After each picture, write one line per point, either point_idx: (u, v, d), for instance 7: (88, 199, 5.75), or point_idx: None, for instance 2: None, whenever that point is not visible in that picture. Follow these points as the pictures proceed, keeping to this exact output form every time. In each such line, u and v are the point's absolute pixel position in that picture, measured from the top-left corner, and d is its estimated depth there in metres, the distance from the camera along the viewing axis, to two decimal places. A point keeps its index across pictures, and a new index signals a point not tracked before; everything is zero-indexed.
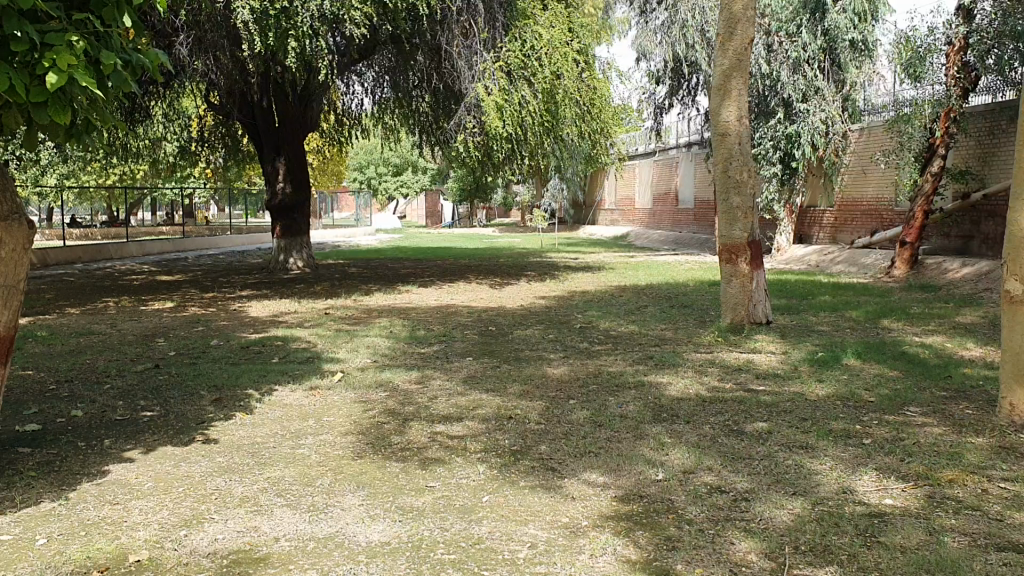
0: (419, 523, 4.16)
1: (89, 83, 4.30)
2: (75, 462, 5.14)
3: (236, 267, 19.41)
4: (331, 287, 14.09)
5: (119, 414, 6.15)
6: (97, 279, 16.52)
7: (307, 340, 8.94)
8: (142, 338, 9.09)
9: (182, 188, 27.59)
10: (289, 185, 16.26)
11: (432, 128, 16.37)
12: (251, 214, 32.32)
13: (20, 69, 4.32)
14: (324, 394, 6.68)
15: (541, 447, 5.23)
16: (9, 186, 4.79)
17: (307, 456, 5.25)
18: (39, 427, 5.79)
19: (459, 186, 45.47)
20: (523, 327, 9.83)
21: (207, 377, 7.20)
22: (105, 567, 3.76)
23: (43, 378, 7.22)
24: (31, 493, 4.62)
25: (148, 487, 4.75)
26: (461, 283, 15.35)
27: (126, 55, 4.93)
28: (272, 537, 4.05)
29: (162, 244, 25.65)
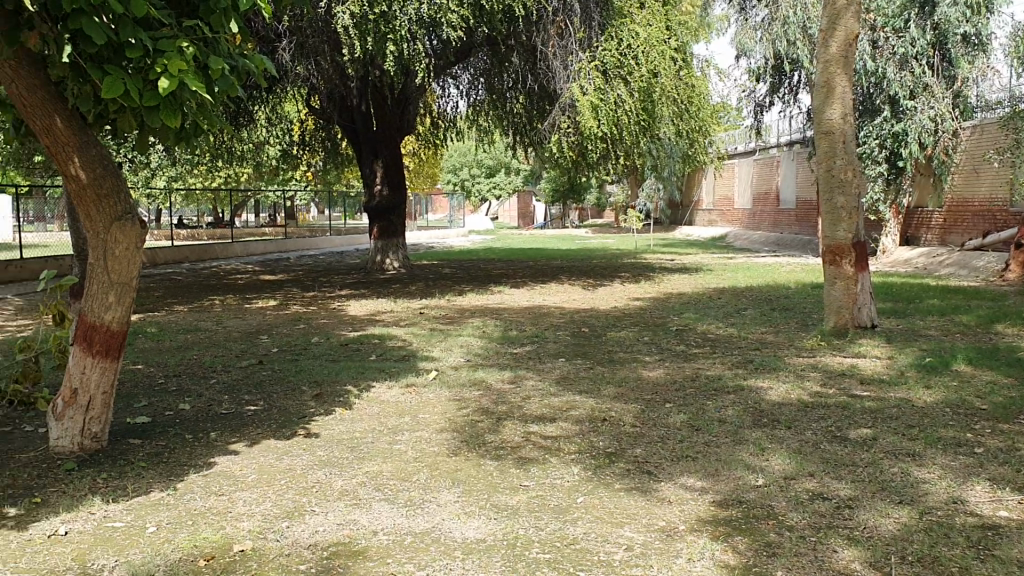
0: (514, 522, 4.17)
1: (198, 88, 4.45)
2: (183, 454, 5.34)
3: (335, 267, 19.93)
4: (427, 287, 14.29)
5: (225, 408, 6.36)
6: (203, 277, 17.28)
7: (403, 339, 9.08)
8: (246, 335, 9.36)
9: (283, 190, 28.27)
10: (386, 187, 16.57)
11: (525, 129, 16.48)
12: (348, 214, 32.96)
13: (134, 75, 4.54)
14: (419, 391, 6.76)
15: (636, 451, 5.17)
16: (125, 190, 5.20)
17: (404, 452, 5.31)
18: (149, 419, 6.04)
19: (553, 188, 45.46)
20: (619, 329, 9.75)
21: (309, 373, 7.38)
22: (211, 555, 3.93)
23: (153, 373, 7.51)
24: (142, 483, 4.85)
25: (251, 479, 4.90)
26: (554, 283, 15.43)
27: (232, 61, 5.12)
28: (371, 530, 4.14)
29: (264, 245, 26.33)
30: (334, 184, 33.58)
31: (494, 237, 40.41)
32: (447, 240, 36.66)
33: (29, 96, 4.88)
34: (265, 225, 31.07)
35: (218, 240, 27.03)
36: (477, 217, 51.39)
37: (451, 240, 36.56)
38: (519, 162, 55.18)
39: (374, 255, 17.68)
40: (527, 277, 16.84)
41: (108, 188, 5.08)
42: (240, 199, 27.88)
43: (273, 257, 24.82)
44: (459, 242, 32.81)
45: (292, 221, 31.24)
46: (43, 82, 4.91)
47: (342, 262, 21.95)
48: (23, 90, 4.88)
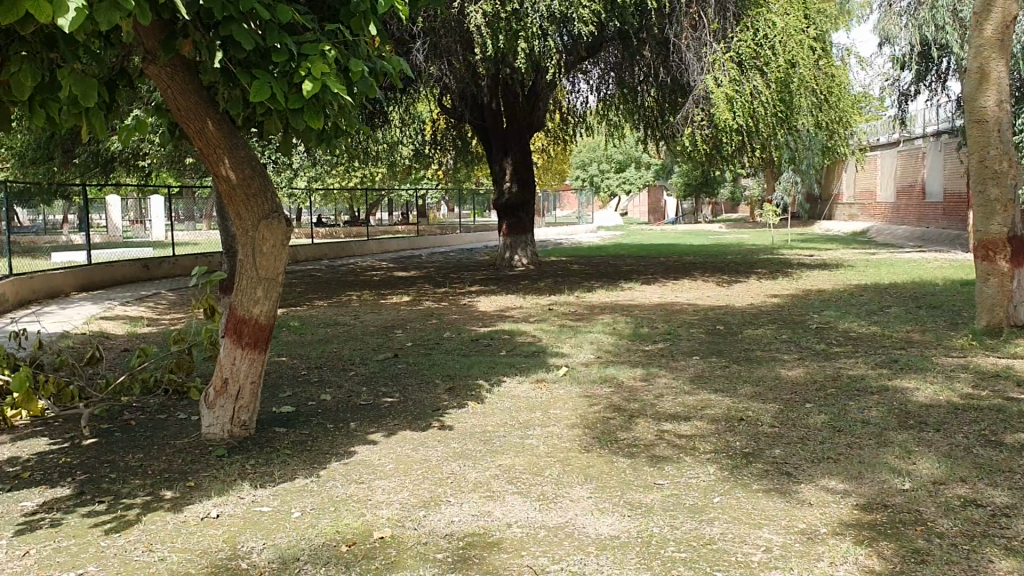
0: (648, 519, 4.15)
1: (340, 90, 4.59)
2: (325, 442, 5.57)
3: (466, 264, 20.23)
4: (558, 283, 14.33)
5: (363, 399, 6.56)
6: (341, 274, 17.86)
7: (533, 335, 9.13)
8: (382, 330, 9.62)
9: (416, 189, 28.85)
10: (515, 184, 16.73)
11: (658, 122, 16.45)
12: (478, 212, 33.36)
13: (280, 78, 4.72)
14: (550, 387, 6.79)
15: (774, 451, 5.04)
16: (273, 190, 5.44)
17: (536, 446, 5.35)
18: (292, 408, 6.31)
19: (684, 183, 44.74)
20: (754, 327, 9.53)
21: (442, 367, 7.52)
22: (354, 540, 4.12)
23: (296, 364, 7.83)
24: (288, 469, 5.10)
25: (389, 468, 5.06)
26: (688, 279, 15.20)
27: (371, 63, 5.28)
28: (505, 522, 4.22)
29: (398, 242, 26.96)
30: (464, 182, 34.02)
31: (616, 236, 35.07)
32: (577, 237, 36.62)
33: (183, 100, 5.14)
34: (399, 222, 31.81)
35: (352, 238, 27.78)
36: (605, 213, 50.96)
37: (580, 237, 36.50)
38: (649, 156, 54.37)
39: (503, 252, 17.85)
40: (659, 273, 16.66)
41: (256, 188, 5.32)
42: (374, 198, 28.62)
43: (407, 254, 25.38)
44: (588, 239, 32.70)
45: (423, 218, 31.80)
46: (195, 87, 5.17)
47: (472, 258, 22.25)
48: (178, 95, 5.14)
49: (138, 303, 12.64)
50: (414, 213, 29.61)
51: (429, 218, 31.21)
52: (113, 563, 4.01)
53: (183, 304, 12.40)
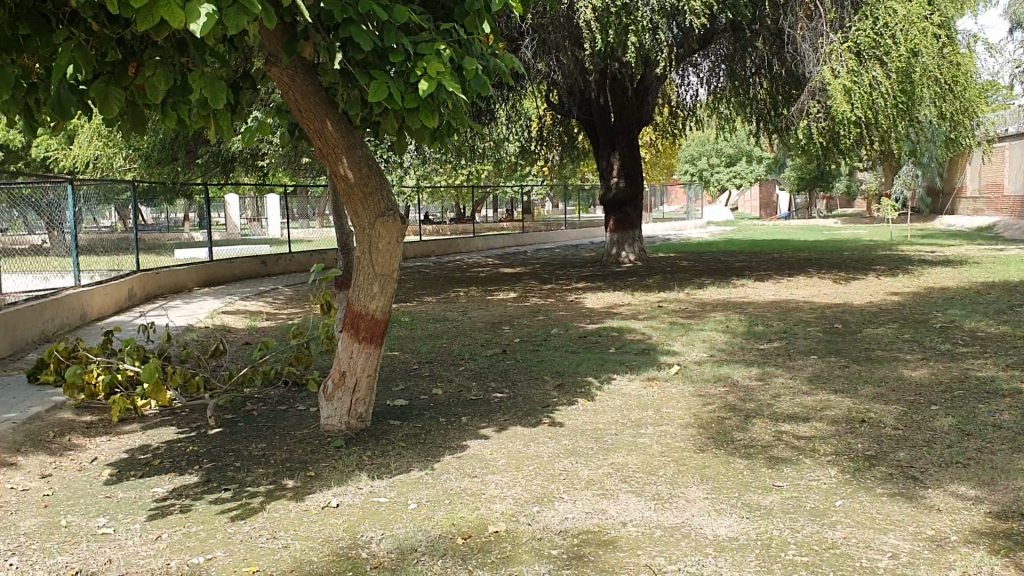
0: (767, 522, 4.07)
1: (455, 89, 4.63)
2: (438, 436, 5.66)
3: (573, 260, 20.21)
4: (666, 280, 14.16)
5: (474, 394, 6.62)
6: (449, 270, 18.09)
7: (643, 332, 9.05)
8: (491, 326, 9.70)
9: (522, 186, 28.97)
10: (623, 180, 16.50)
11: (770, 115, 16.13)
12: (584, 208, 33.28)
13: (397, 78, 4.81)
14: (661, 385, 6.73)
15: (899, 454, 4.87)
16: (389, 189, 5.54)
17: (649, 445, 5.30)
18: (405, 402, 6.44)
19: (797, 177, 43.58)
20: (874, 326, 9.21)
21: (551, 363, 7.54)
22: (469, 533, 4.18)
23: (408, 359, 7.97)
24: (403, 461, 5.21)
25: (501, 463, 5.10)
26: (802, 276, 14.81)
27: (485, 60, 5.32)
28: (620, 521, 4.21)
29: (504, 239, 27.12)
30: (570, 178, 33.98)
31: (709, 236, 30.52)
32: (685, 232, 36.18)
33: (303, 101, 5.30)
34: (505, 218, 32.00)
35: (460, 233, 28.07)
36: (714, 207, 50.10)
37: (688, 233, 36.05)
38: (760, 150, 53.15)
39: (610, 249, 17.74)
40: (771, 270, 16.30)
41: (372, 186, 5.44)
42: (481, 195, 28.87)
43: (514, 250, 25.53)
44: (696, 235, 32.22)
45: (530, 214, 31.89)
46: (315, 88, 5.32)
47: (579, 255, 22.22)
48: (299, 96, 5.30)
49: (257, 298, 13.08)
50: (520, 209, 29.74)
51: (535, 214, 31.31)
52: (240, 549, 4.17)
53: (299, 299, 12.77)
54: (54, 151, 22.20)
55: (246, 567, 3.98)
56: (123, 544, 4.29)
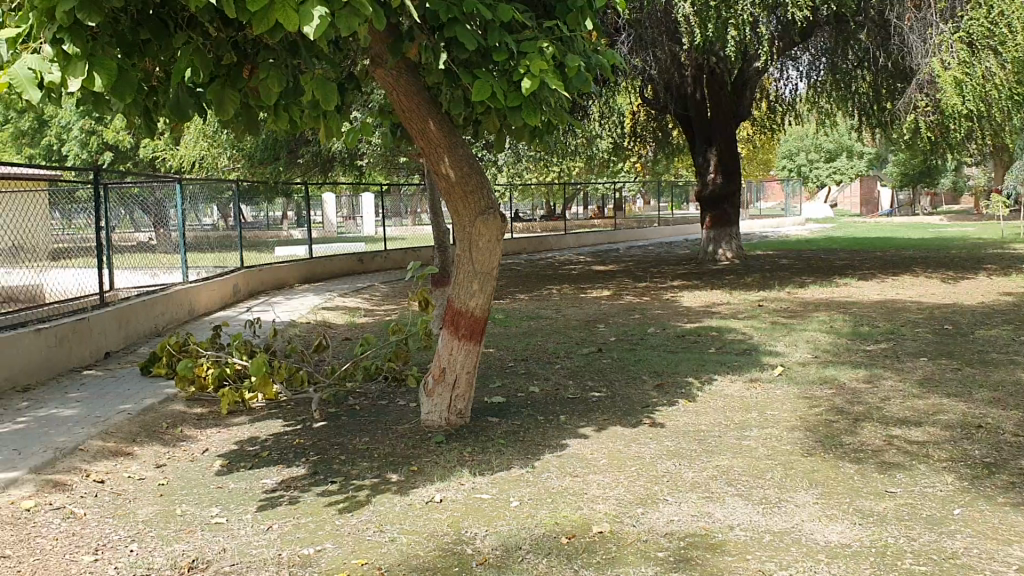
0: (882, 529, 3.95)
1: (558, 86, 4.62)
2: (537, 434, 5.66)
3: (667, 258, 19.97)
4: (764, 279, 13.88)
5: (572, 392, 6.61)
6: (541, 268, 18.08)
7: (743, 332, 8.87)
8: (586, 324, 9.66)
9: (614, 182, 28.77)
10: (720, 176, 16.30)
11: (873, 110, 15.71)
12: (677, 205, 32.88)
13: (501, 76, 4.83)
14: (764, 386, 6.59)
15: (1021, 463, 4.66)
16: (489, 187, 5.57)
17: (755, 448, 5.20)
18: (503, 399, 6.47)
19: (900, 172, 42.16)
20: (989, 327, 8.83)
21: (649, 363, 7.47)
22: (573, 533, 4.17)
23: (504, 356, 8.00)
24: (504, 458, 5.23)
25: (603, 463, 5.07)
26: (908, 275, 14.32)
27: (587, 57, 5.31)
28: (726, 525, 4.15)
29: (597, 236, 26.99)
30: (663, 175, 33.60)
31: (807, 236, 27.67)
32: (782, 229, 35.40)
33: (407, 101, 5.37)
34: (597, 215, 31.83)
35: (553, 231, 28.02)
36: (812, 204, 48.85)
37: (785, 230, 35.26)
38: (862, 145, 51.51)
39: (705, 246, 17.37)
40: (875, 268, 15.81)
41: (473, 185, 5.47)
42: (573, 192, 28.80)
43: (606, 248, 25.38)
44: (793, 232, 31.44)
45: (623, 211, 31.63)
46: (418, 87, 5.39)
47: (673, 252, 21.95)
48: (402, 95, 5.38)
49: (354, 294, 13.32)
50: (613, 206, 29.55)
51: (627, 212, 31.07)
52: (348, 542, 4.25)
53: (395, 296, 12.94)
54: (161, 151, 23.04)
55: (355, 559, 4.05)
56: (236, 534, 4.41)
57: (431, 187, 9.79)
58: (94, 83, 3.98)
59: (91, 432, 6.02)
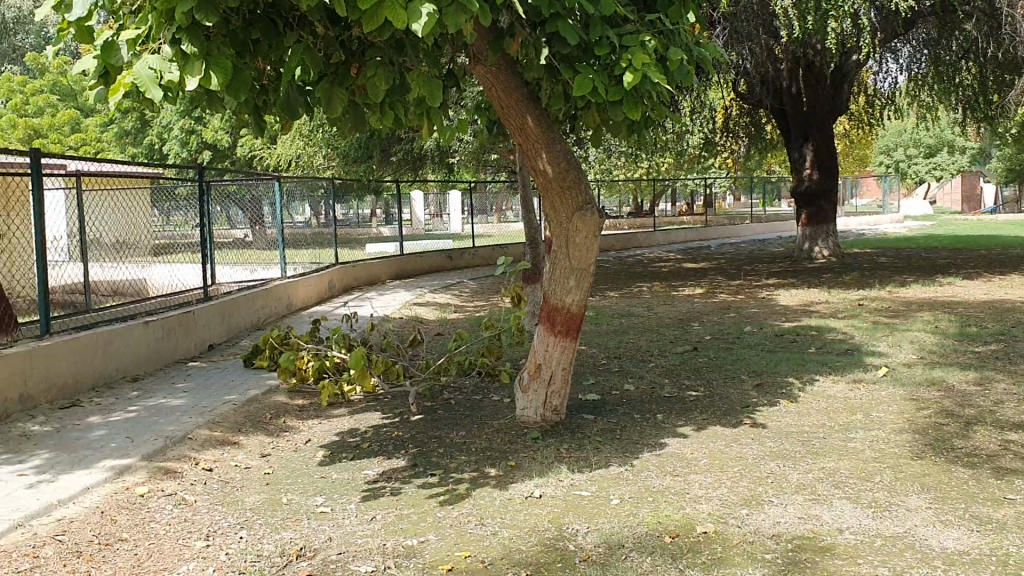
0: (1001, 537, 3.80)
1: (661, 80, 4.55)
2: (634, 432, 5.61)
3: (760, 256, 19.59)
4: (863, 278, 13.50)
5: (668, 391, 6.53)
6: (631, 265, 17.96)
7: (844, 332, 8.64)
8: (680, 322, 9.55)
9: (704, 179, 28.38)
10: (817, 172, 15.99)
11: (979, 102, 15.13)
12: (769, 202, 32.26)
13: (602, 70, 4.78)
14: (869, 387, 6.41)
15: None
16: (587, 183, 5.53)
17: (861, 450, 5.06)
18: (598, 397, 6.43)
19: (1005, 168, 40.51)
20: None
21: (746, 362, 7.34)
22: (676, 533, 4.12)
23: (597, 354, 7.96)
24: (602, 456, 5.20)
25: (704, 463, 4.99)
26: (1016, 275, 13.75)
27: (689, 50, 5.22)
28: (836, 528, 4.04)
29: (687, 234, 26.66)
30: (755, 171, 33.00)
31: (897, 237, 25.61)
32: (879, 227, 34.38)
33: (506, 97, 5.38)
34: (687, 212, 31.44)
35: (642, 228, 27.78)
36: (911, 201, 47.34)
37: (883, 227, 34.22)
38: (964, 139, 49.63)
39: (801, 244, 17.03)
40: (981, 267, 15.23)
41: (570, 181, 5.45)
42: (663, 189, 28.51)
43: (697, 246, 25.06)
44: (892, 230, 30.46)
45: (713, 208, 31.15)
46: (517, 84, 5.38)
47: (766, 250, 21.55)
48: (502, 93, 5.38)
49: (444, 291, 13.43)
50: (703, 203, 29.15)
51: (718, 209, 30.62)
52: (450, 534, 4.28)
53: (485, 292, 13.01)
54: (258, 149, 23.66)
55: (458, 551, 4.08)
56: (340, 523, 4.49)
57: (523, 183, 9.79)
58: (210, 82, 4.10)
59: (198, 421, 6.21)
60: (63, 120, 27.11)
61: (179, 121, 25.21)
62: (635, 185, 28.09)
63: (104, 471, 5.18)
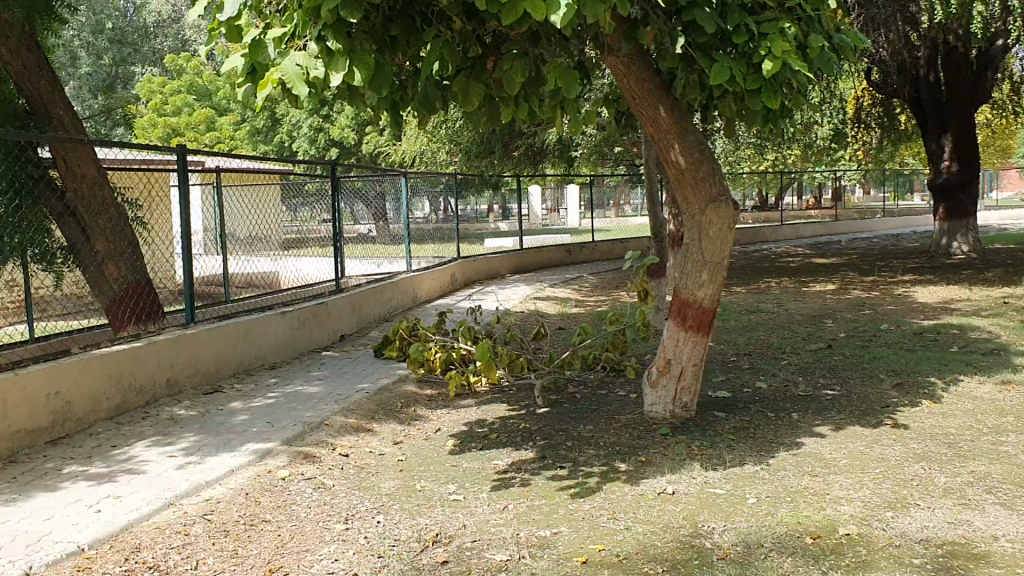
0: None
1: (802, 67, 4.39)
2: (769, 430, 5.48)
3: (893, 251, 18.85)
4: (1007, 275, 12.82)
5: (802, 389, 6.35)
6: (756, 260, 17.58)
7: (989, 331, 8.22)
8: (811, 319, 9.27)
9: (833, 171, 27.49)
10: (956, 164, 15.38)
11: None
12: (903, 195, 31.02)
13: (740, 59, 4.66)
14: (1020, 390, 6.08)
15: None
16: (721, 174, 5.42)
17: (1014, 455, 4.80)
18: (730, 394, 6.31)
19: None
20: None
21: (885, 361, 7.07)
22: (818, 534, 4.00)
23: (726, 350, 7.81)
24: (736, 454, 5.09)
25: (843, 464, 4.83)
26: None
27: (831, 37, 5.03)
28: (989, 535, 3.85)
29: (814, 228, 25.90)
30: (886, 163, 31.77)
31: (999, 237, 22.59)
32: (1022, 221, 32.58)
33: (638, 88, 5.32)
34: (814, 206, 30.56)
35: (766, 222, 27.09)
36: None
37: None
38: None
39: (938, 239, 16.30)
40: None
41: (704, 172, 5.36)
42: (789, 182, 27.78)
43: (825, 240, 24.32)
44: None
45: (842, 201, 30.13)
46: (649, 74, 5.32)
47: (900, 245, 20.73)
48: (634, 84, 5.34)
49: (566, 285, 13.43)
50: (831, 196, 28.25)
51: (847, 202, 29.64)
52: (583, 527, 4.27)
53: (607, 287, 12.94)
54: (382, 145, 24.21)
55: (592, 544, 4.06)
56: (474, 512, 4.54)
57: (649, 176, 9.69)
58: (353, 78, 4.18)
59: (333, 409, 6.40)
60: (200, 119, 28.40)
61: (307, 119, 26.03)
62: (759, 177, 27.40)
63: (248, 455, 5.39)
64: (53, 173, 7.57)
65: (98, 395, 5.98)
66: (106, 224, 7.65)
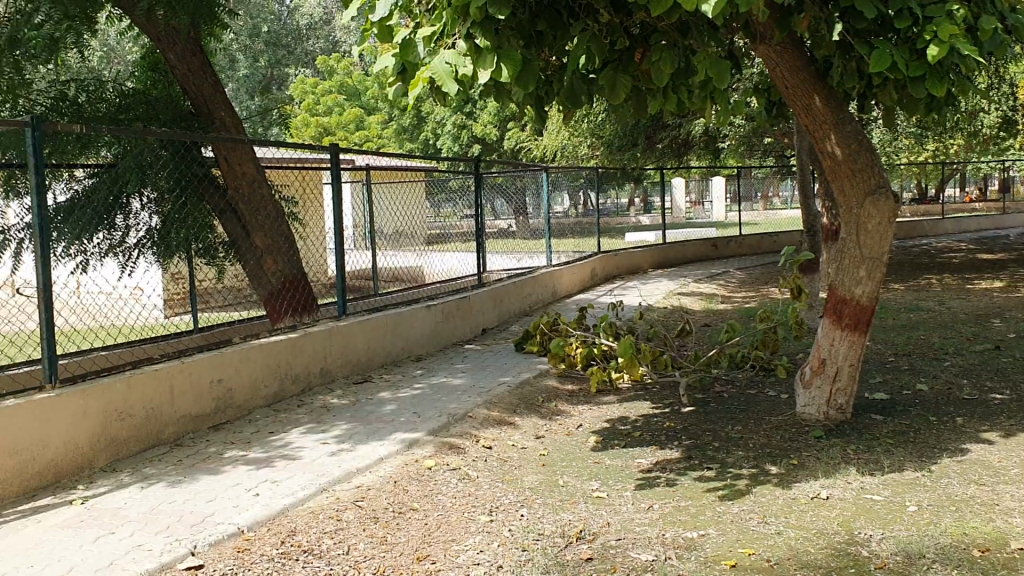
0: None
1: (971, 52, 4.11)
2: (930, 435, 5.21)
3: None
4: None
5: (967, 393, 6.00)
6: (915, 255, 16.75)
7: None
8: (976, 318, 8.75)
9: (1000, 161, 25.87)
10: None
11: None
12: None
13: (903, 44, 4.41)
14: None
15: None
16: (881, 165, 5.18)
17: None
18: (887, 396, 6.02)
19: None
20: None
21: None
22: (986, 547, 3.77)
23: (883, 350, 7.47)
24: (895, 460, 4.86)
25: (1014, 473, 4.53)
26: None
27: (1005, 17, 4.70)
28: None
29: (979, 221, 24.44)
30: None
31: None
32: None
33: (791, 77, 5.13)
34: (979, 198, 28.82)
35: (926, 217, 25.73)
36: None
37: None
38: None
39: None
40: None
41: (861, 163, 5.13)
42: (951, 173, 26.32)
43: (991, 234, 22.91)
44: None
45: (1011, 192, 28.29)
46: (803, 63, 5.11)
47: None
48: (786, 72, 5.15)
49: (711, 281, 13.16)
50: (998, 187, 26.58)
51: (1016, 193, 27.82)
52: (731, 530, 4.17)
53: (753, 283, 12.60)
54: (524, 141, 24.38)
55: (741, 548, 3.96)
56: (618, 510, 4.50)
57: (801, 167, 9.36)
58: (500, 74, 4.20)
59: (478, 401, 6.49)
60: (349, 118, 29.36)
61: (451, 116, 26.50)
62: (918, 168, 26.08)
63: (396, 444, 5.53)
64: (217, 170, 7.93)
65: (258, 383, 6.27)
66: (265, 221, 7.94)
